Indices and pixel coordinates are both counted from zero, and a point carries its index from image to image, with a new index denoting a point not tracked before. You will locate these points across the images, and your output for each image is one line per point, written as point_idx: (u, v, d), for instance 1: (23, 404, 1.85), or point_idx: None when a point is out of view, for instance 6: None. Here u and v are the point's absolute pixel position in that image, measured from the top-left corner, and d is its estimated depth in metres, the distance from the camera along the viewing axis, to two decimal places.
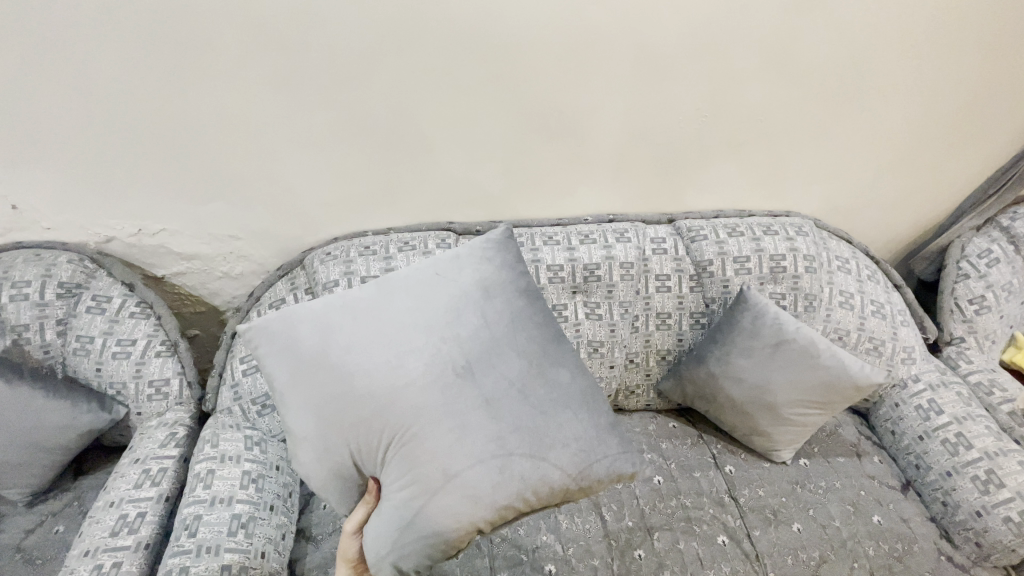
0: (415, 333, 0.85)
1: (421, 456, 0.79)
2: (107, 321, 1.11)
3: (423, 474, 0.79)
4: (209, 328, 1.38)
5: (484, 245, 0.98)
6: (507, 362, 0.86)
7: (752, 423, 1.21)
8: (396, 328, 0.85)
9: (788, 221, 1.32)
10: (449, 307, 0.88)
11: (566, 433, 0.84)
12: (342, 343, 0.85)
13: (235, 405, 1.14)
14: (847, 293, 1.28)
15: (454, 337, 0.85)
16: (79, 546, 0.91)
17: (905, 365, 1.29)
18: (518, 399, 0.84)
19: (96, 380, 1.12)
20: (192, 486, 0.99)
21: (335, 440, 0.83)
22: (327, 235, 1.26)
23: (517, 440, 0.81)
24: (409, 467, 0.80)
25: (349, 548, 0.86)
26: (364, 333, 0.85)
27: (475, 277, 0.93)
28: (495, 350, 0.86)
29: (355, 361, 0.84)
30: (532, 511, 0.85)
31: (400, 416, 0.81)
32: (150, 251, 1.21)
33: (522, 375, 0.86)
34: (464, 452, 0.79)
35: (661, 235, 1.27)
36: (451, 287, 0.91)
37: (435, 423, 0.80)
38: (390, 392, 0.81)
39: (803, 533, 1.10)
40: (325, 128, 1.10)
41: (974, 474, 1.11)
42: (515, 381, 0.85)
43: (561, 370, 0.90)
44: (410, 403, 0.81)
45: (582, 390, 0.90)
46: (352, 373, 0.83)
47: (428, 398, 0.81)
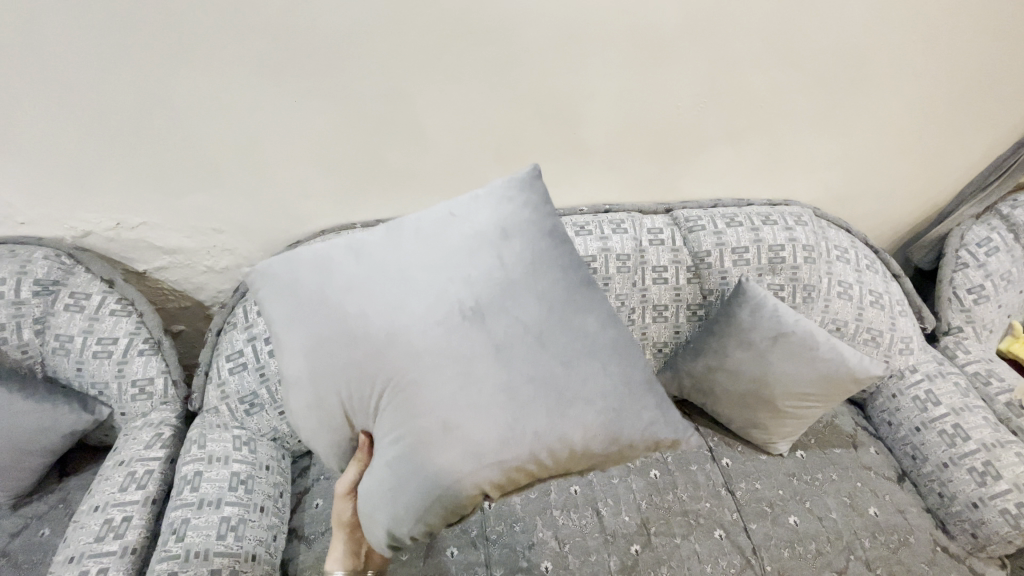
0: (421, 277, 0.75)
1: (416, 414, 0.71)
2: (87, 320, 1.08)
3: (418, 430, 0.71)
4: (196, 324, 1.35)
5: (501, 184, 0.85)
6: (522, 306, 0.76)
7: (749, 416, 1.20)
8: (400, 270, 0.76)
9: (788, 211, 1.29)
10: (455, 249, 0.77)
11: (591, 388, 0.75)
12: (340, 285, 0.76)
13: (222, 404, 1.11)
14: (846, 284, 1.26)
15: (460, 280, 0.75)
16: (64, 552, 0.89)
17: (902, 356, 1.28)
18: (534, 347, 0.74)
19: (78, 381, 1.09)
20: (180, 489, 0.97)
21: (326, 389, 0.75)
22: (316, 228, 1.22)
23: (531, 392, 0.73)
24: (404, 423, 0.72)
25: (343, 511, 0.84)
26: (365, 276, 0.76)
27: (487, 218, 0.80)
28: (509, 294, 0.76)
29: (354, 304, 0.75)
30: (545, 477, 0.79)
31: (396, 366, 0.72)
32: (130, 246, 1.16)
33: (539, 322, 0.76)
34: (471, 405, 0.71)
35: (658, 225, 1.24)
36: (460, 229, 0.79)
37: (436, 371, 0.71)
38: (388, 337, 0.73)
39: (800, 525, 1.10)
40: (309, 119, 1.06)
41: (971, 466, 1.11)
42: (531, 328, 0.75)
43: (586, 318, 0.79)
44: (409, 351, 0.72)
45: (610, 340, 0.79)
46: (348, 317, 0.74)
47: (430, 346, 0.72)
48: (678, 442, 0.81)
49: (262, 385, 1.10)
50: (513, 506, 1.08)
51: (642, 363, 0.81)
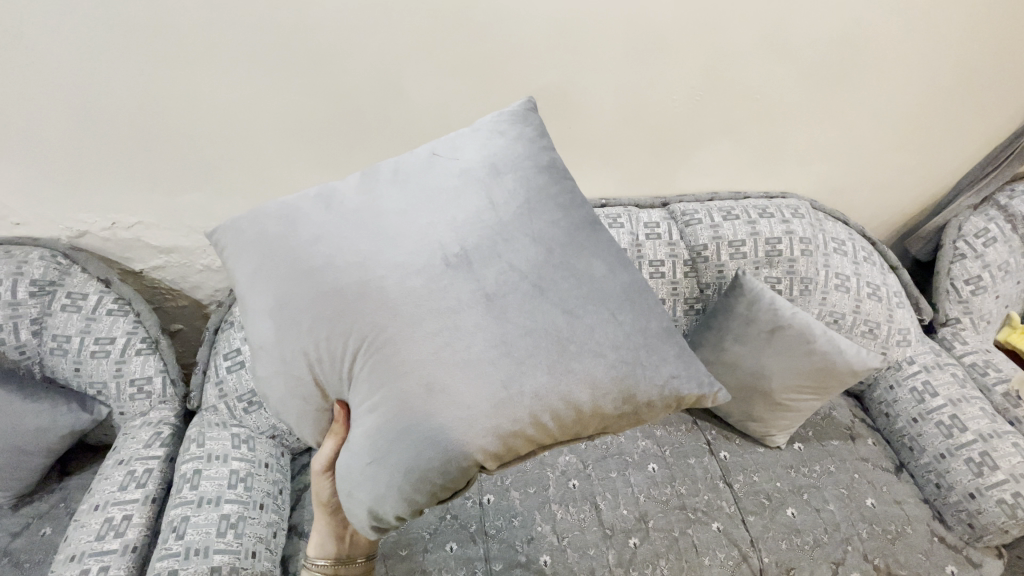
0: (399, 225, 0.67)
1: (396, 374, 0.62)
2: (84, 319, 1.08)
3: (396, 394, 0.62)
4: (194, 322, 1.35)
5: (492, 118, 0.78)
6: (517, 250, 0.67)
7: (747, 409, 1.20)
8: (376, 219, 0.68)
9: (784, 204, 1.29)
10: (443, 190, 0.70)
11: (599, 339, 0.66)
12: (309, 237, 0.68)
13: (220, 403, 1.11)
14: (843, 276, 1.26)
15: (444, 224, 0.67)
16: (65, 551, 0.89)
17: (899, 347, 1.28)
18: (533, 296, 0.65)
19: (76, 381, 1.09)
20: (179, 487, 0.97)
21: (293, 351, 0.67)
22: None
23: (529, 348, 0.63)
24: (379, 387, 0.63)
25: (322, 491, 0.78)
26: (336, 225, 0.68)
27: (476, 156, 0.73)
28: (501, 237, 0.67)
29: (323, 255, 0.67)
30: (552, 446, 0.68)
31: (370, 321, 0.64)
32: (125, 245, 1.16)
33: (537, 268, 0.67)
34: (458, 365, 0.62)
35: (654, 219, 1.24)
36: (448, 168, 0.72)
37: (419, 325, 0.63)
38: (360, 289, 0.64)
39: (797, 517, 1.10)
40: (299, 115, 1.05)
41: (968, 456, 1.11)
42: (528, 275, 0.66)
43: (592, 262, 0.70)
44: (383, 305, 0.64)
45: (622, 286, 0.70)
46: (315, 269, 0.66)
47: (411, 294, 0.64)
48: (704, 398, 0.71)
49: None
50: (513, 500, 1.09)
51: (657, 312, 0.72)
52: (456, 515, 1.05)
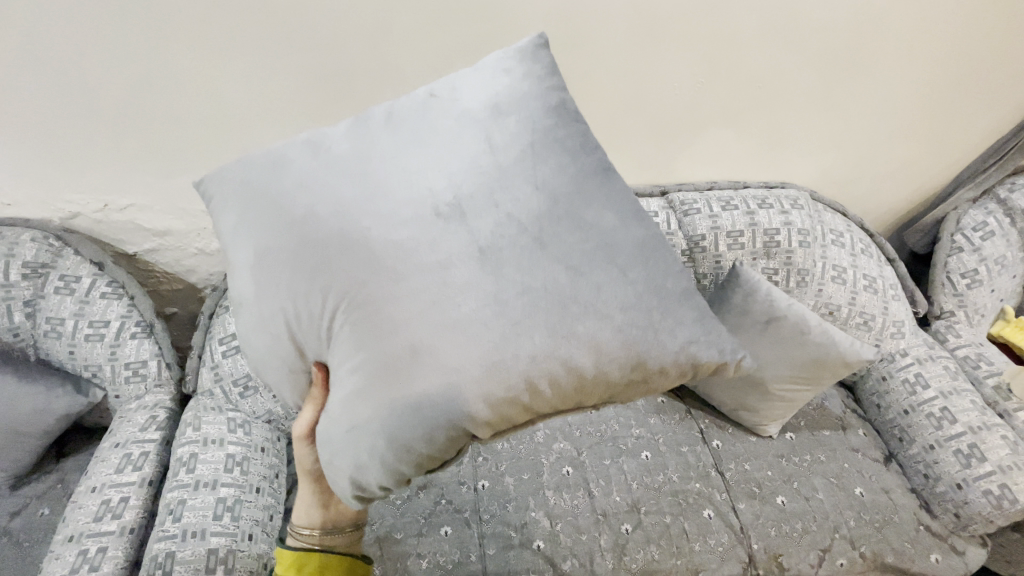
0: (384, 177, 0.66)
1: (379, 328, 0.62)
2: (78, 303, 1.07)
3: (380, 350, 0.61)
4: (189, 305, 1.34)
5: (495, 58, 0.74)
6: (515, 202, 0.65)
7: (740, 398, 1.21)
8: (362, 172, 0.67)
9: (784, 194, 1.28)
10: (437, 139, 0.68)
11: (604, 299, 0.64)
12: (294, 192, 0.68)
13: (216, 387, 1.10)
14: (840, 268, 1.26)
15: (437, 175, 0.66)
16: (63, 532, 0.90)
17: (893, 339, 1.28)
18: (531, 252, 0.64)
19: (70, 364, 1.08)
20: (176, 470, 0.98)
21: (276, 310, 0.67)
22: None
23: (523, 308, 0.62)
24: (363, 343, 0.62)
25: (304, 459, 0.78)
26: (323, 178, 0.68)
27: (475, 101, 0.70)
28: (498, 188, 0.66)
29: (306, 210, 0.67)
30: (551, 414, 0.68)
31: (353, 275, 0.63)
32: (119, 228, 1.15)
33: (537, 222, 0.65)
34: (448, 325, 0.61)
35: (653, 208, 1.23)
36: (445, 113, 0.70)
37: (407, 282, 0.62)
38: (345, 243, 0.64)
39: (787, 505, 1.12)
40: (294, 97, 1.03)
41: (956, 448, 1.12)
42: (527, 228, 0.65)
43: (600, 212, 0.68)
44: (368, 259, 0.63)
45: (633, 238, 0.68)
46: (300, 222, 0.66)
47: (397, 246, 0.63)
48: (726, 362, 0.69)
49: None
50: (507, 485, 1.10)
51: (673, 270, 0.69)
52: (452, 499, 1.06)
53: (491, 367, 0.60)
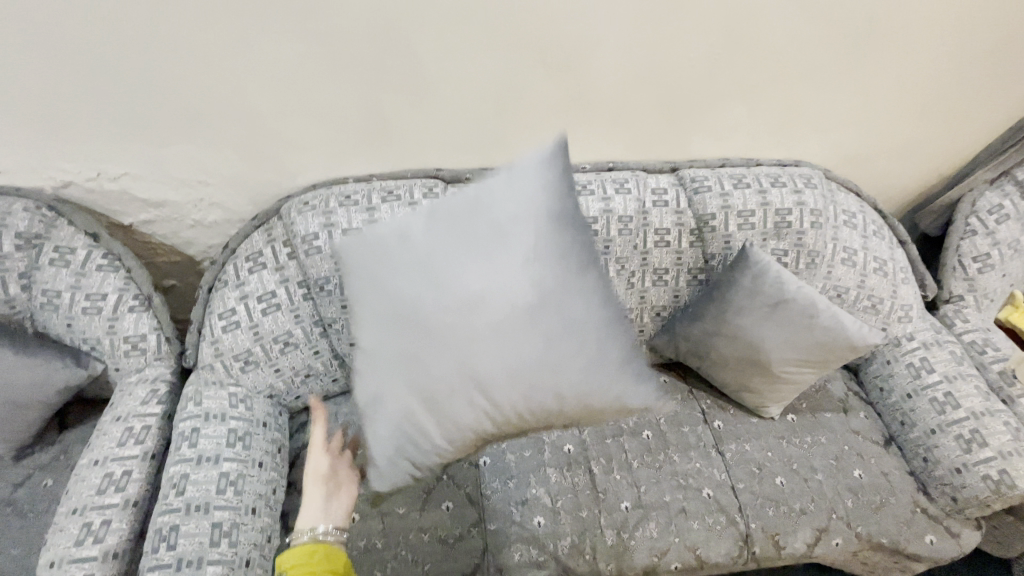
0: (462, 267, 0.74)
1: (414, 419, 0.79)
2: (73, 275, 1.05)
3: (409, 432, 0.80)
4: (188, 278, 1.32)
5: (534, 169, 0.76)
6: (516, 307, 0.73)
7: (744, 380, 1.20)
8: (441, 261, 0.74)
9: (797, 172, 1.25)
10: (476, 262, 0.74)
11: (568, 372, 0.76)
12: (387, 268, 0.77)
13: (216, 361, 1.09)
14: (851, 249, 1.24)
15: (470, 294, 0.74)
16: (68, 503, 0.91)
17: (900, 323, 1.27)
18: (515, 353, 0.74)
19: (69, 337, 1.07)
20: (177, 445, 0.98)
21: (382, 376, 0.79)
22: (304, 182, 1.16)
23: (505, 392, 0.76)
24: (399, 425, 0.80)
25: (320, 466, 0.88)
26: (410, 260, 0.76)
27: (515, 233, 0.74)
28: (510, 313, 0.73)
29: (402, 289, 0.76)
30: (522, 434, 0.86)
31: (403, 378, 0.78)
32: (113, 197, 1.12)
33: (537, 333, 0.74)
34: (453, 408, 0.78)
35: (663, 185, 1.19)
36: (489, 235, 0.74)
37: (432, 384, 0.76)
38: (399, 360, 0.77)
39: (785, 485, 1.13)
40: (296, 63, 0.99)
41: (958, 433, 1.12)
42: (520, 333, 0.74)
43: (577, 302, 0.75)
44: (414, 372, 0.77)
45: (593, 320, 0.75)
46: (368, 324, 0.80)
47: (431, 343, 0.75)
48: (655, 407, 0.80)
49: (256, 343, 1.09)
50: (508, 462, 1.11)
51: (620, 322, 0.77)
52: (454, 476, 1.07)
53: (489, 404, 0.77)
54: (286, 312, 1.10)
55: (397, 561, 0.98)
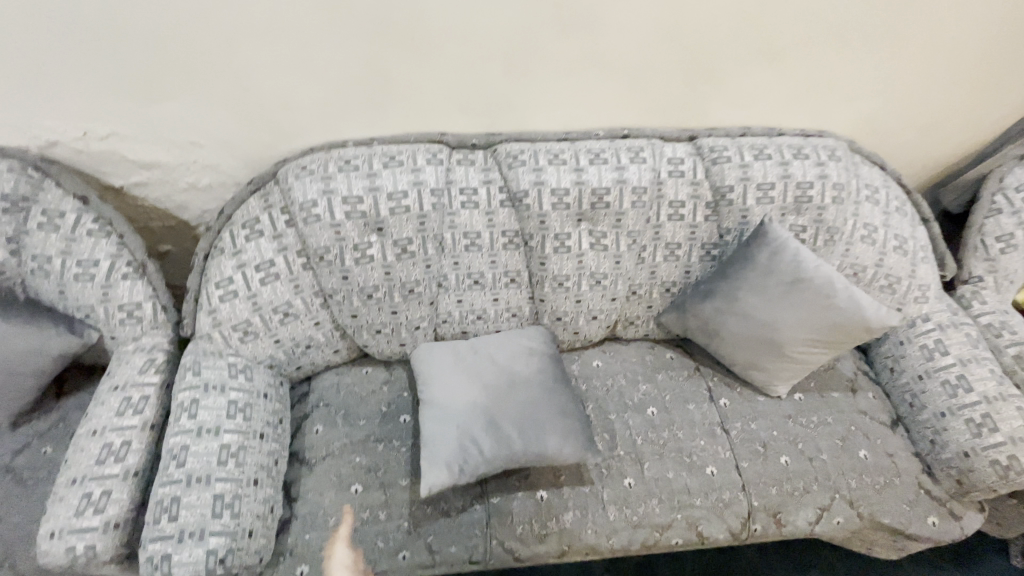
0: (498, 359, 1.10)
1: (451, 451, 0.99)
2: (63, 240, 1.01)
3: (445, 457, 0.99)
4: (183, 244, 1.27)
5: (528, 344, 1.13)
6: (522, 365, 1.09)
7: (753, 359, 1.17)
8: (487, 359, 1.10)
9: (821, 143, 1.18)
10: (500, 347, 1.12)
11: (561, 430, 1.02)
12: (454, 360, 1.11)
13: (214, 331, 1.06)
14: (871, 227, 1.19)
15: (496, 411, 1.03)
16: (67, 473, 0.90)
17: (916, 304, 1.24)
18: (525, 398, 1.05)
19: (62, 304, 1.04)
20: (177, 415, 0.96)
21: (441, 442, 1.00)
22: (302, 145, 1.11)
23: (517, 448, 1.00)
24: (439, 456, 0.99)
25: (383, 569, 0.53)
26: (465, 351, 1.12)
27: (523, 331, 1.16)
28: (520, 367, 1.09)
29: (463, 382, 1.07)
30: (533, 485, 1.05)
31: (448, 410, 1.03)
32: (103, 159, 1.07)
33: (539, 394, 1.06)
34: (481, 456, 0.99)
35: (679, 154, 1.13)
36: (509, 339, 1.14)
37: (470, 425, 1.02)
38: (446, 394, 1.05)
39: (790, 465, 1.12)
40: (294, 14, 0.93)
41: (969, 417, 1.10)
42: (530, 379, 1.08)
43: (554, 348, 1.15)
44: (456, 409, 1.03)
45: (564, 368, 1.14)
46: (428, 388, 1.07)
47: (470, 412, 1.03)
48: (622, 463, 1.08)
49: (255, 313, 1.06)
50: None
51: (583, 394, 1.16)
52: None
53: (518, 452, 1.00)
54: (285, 281, 1.06)
55: (400, 531, 0.98)
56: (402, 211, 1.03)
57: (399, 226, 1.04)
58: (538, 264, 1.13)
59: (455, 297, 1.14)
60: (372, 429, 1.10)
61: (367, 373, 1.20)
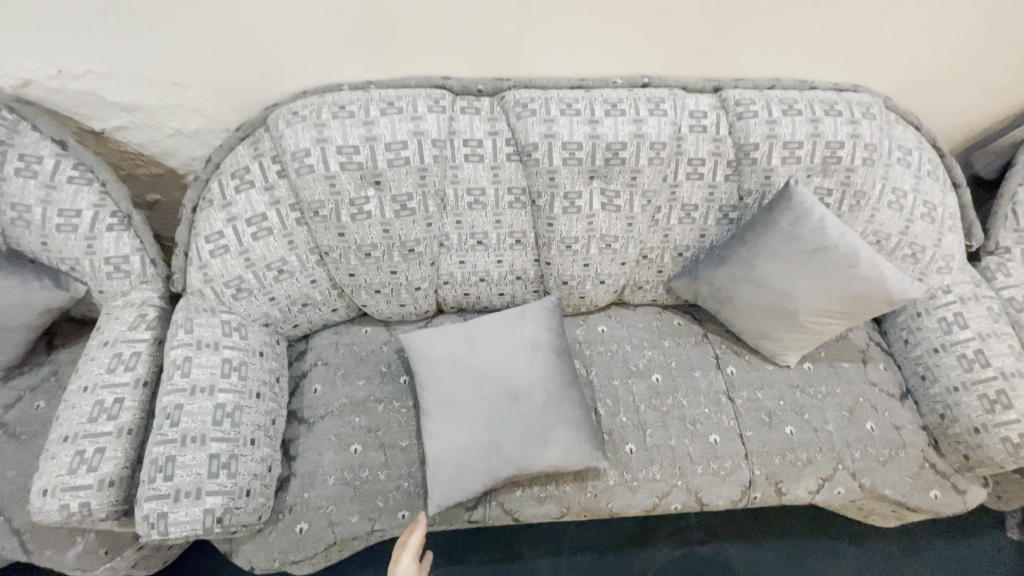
0: (500, 355, 1.04)
1: (457, 457, 0.97)
2: (43, 187, 0.95)
3: (452, 465, 0.96)
4: (173, 194, 1.21)
5: (533, 334, 1.07)
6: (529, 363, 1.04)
7: (765, 328, 1.13)
8: (488, 354, 1.04)
9: (856, 99, 1.09)
10: (502, 340, 1.06)
11: (569, 435, 0.99)
12: (454, 356, 1.05)
13: (206, 287, 1.02)
14: (900, 191, 1.11)
15: (499, 415, 0.99)
16: (58, 430, 0.88)
17: (938, 274, 1.18)
18: (530, 399, 1.01)
19: (46, 256, 0.99)
20: (169, 373, 0.93)
21: (445, 448, 0.97)
22: (293, 88, 1.02)
23: (523, 451, 0.97)
24: (446, 464, 0.96)
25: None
26: (465, 344, 1.06)
27: (526, 318, 1.08)
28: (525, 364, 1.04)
29: (463, 387, 1.01)
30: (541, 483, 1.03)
31: (452, 414, 1.00)
32: (80, 100, 0.99)
33: (546, 395, 1.01)
34: (486, 462, 0.97)
35: (702, 108, 1.04)
36: (510, 329, 1.07)
37: (475, 429, 0.98)
38: (448, 395, 1.01)
39: (794, 435, 1.10)
40: None
41: (983, 392, 1.08)
42: (537, 378, 1.03)
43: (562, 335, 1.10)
44: (460, 412, 0.99)
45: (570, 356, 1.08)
46: (429, 389, 1.03)
47: (472, 417, 0.99)
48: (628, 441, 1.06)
49: (248, 270, 1.01)
50: None
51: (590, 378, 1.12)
52: None
53: (524, 456, 0.97)
54: (279, 237, 1.01)
55: (400, 492, 0.98)
56: (401, 163, 0.96)
57: (399, 180, 0.98)
58: (546, 224, 1.07)
59: (457, 258, 1.10)
60: (372, 390, 1.08)
61: (366, 333, 1.16)
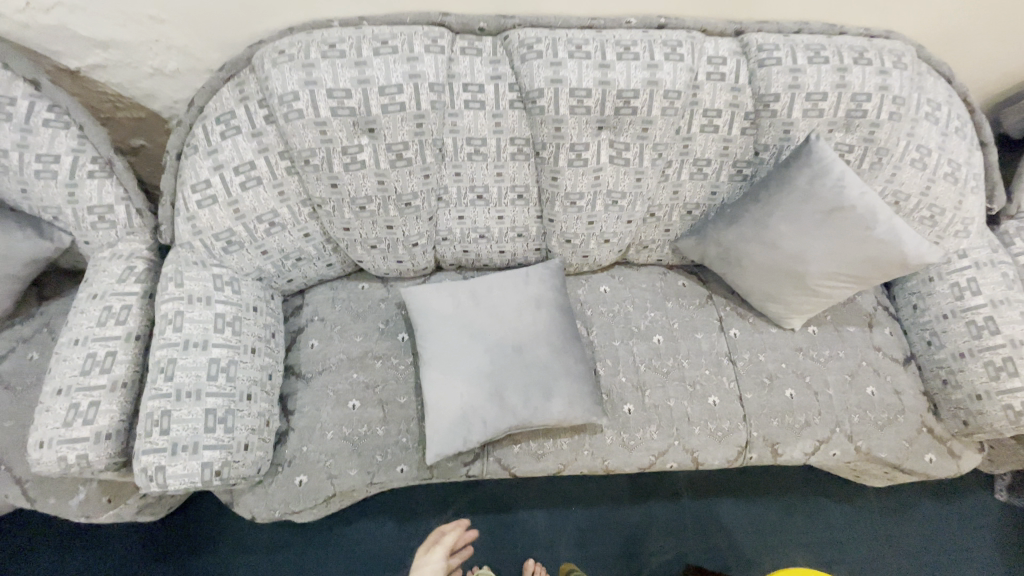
0: (502, 312, 1.03)
1: (456, 411, 0.96)
2: (18, 130, 0.89)
3: (451, 418, 0.96)
4: (158, 140, 1.14)
5: (536, 292, 1.06)
6: (531, 319, 1.03)
7: (773, 291, 1.10)
8: (490, 311, 1.03)
9: (888, 47, 1.01)
10: (505, 297, 1.04)
11: (570, 390, 0.98)
12: (455, 312, 1.04)
13: (195, 239, 0.97)
14: (925, 149, 1.05)
15: (500, 371, 0.98)
16: (51, 383, 0.87)
17: (955, 238, 1.13)
18: (531, 355, 1.00)
19: (27, 204, 0.95)
20: (161, 327, 0.91)
21: (445, 402, 0.96)
22: (278, 24, 0.94)
23: (523, 407, 0.97)
24: (445, 418, 0.96)
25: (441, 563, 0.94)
26: (467, 300, 1.04)
27: (530, 278, 1.07)
28: (527, 321, 1.02)
29: (465, 339, 1.00)
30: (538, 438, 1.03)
31: (451, 368, 0.98)
32: (49, 34, 0.91)
33: (547, 351, 1.00)
34: (485, 417, 0.96)
35: (722, 53, 0.97)
36: (514, 288, 1.05)
37: (474, 384, 0.97)
38: (448, 349, 1.00)
39: (794, 398, 1.10)
40: None
41: (989, 359, 1.06)
42: (539, 334, 1.01)
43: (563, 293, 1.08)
44: (460, 367, 0.98)
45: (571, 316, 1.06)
46: (429, 343, 1.01)
47: (472, 371, 0.98)
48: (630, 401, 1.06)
49: (238, 222, 0.97)
50: None
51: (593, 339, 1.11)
52: None
53: (524, 411, 0.97)
54: (269, 187, 0.96)
55: (398, 447, 0.98)
56: (397, 109, 0.90)
57: (394, 127, 0.91)
58: (550, 178, 1.02)
59: (456, 213, 1.05)
60: (369, 346, 1.06)
61: (363, 289, 1.13)
